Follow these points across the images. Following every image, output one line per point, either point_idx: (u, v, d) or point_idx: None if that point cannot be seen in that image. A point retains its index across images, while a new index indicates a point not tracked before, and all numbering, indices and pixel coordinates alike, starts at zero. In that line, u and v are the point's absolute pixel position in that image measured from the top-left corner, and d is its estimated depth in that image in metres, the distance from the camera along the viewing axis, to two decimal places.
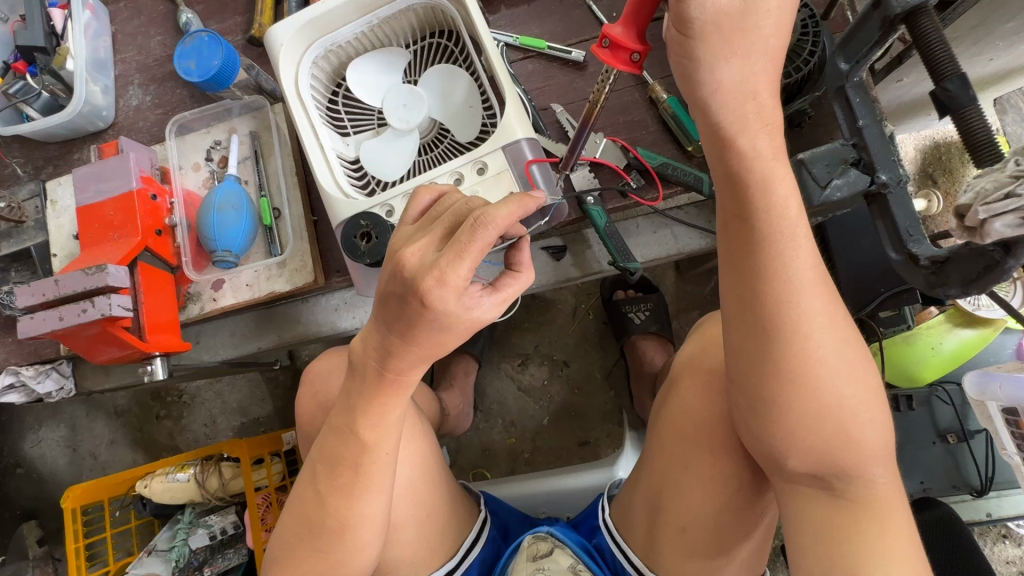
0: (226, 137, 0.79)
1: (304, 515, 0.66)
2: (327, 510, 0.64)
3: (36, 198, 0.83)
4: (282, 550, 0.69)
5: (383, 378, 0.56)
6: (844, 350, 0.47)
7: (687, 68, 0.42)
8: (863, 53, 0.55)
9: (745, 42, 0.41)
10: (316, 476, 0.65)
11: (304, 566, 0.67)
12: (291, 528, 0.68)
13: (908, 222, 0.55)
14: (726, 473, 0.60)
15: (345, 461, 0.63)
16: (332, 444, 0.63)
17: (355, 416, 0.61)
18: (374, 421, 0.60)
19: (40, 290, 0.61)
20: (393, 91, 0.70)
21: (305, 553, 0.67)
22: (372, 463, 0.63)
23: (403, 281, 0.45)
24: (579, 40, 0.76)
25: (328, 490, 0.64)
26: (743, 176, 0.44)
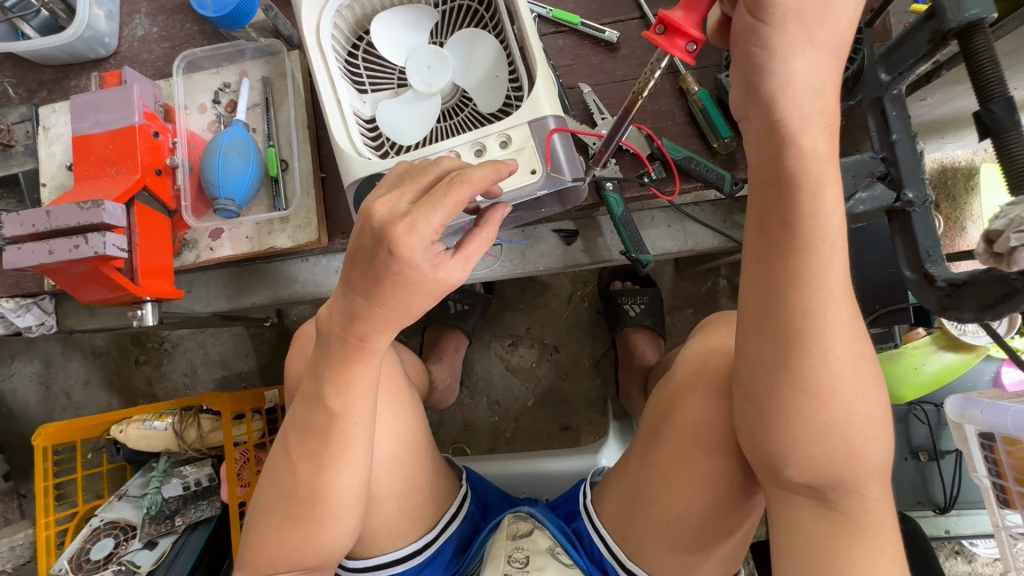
0: (237, 79, 0.75)
1: (284, 482, 0.65)
2: (298, 477, 0.64)
3: (27, 122, 0.79)
4: (259, 514, 0.67)
5: (349, 343, 0.57)
6: (861, 366, 0.48)
7: (760, 57, 0.41)
8: (908, 66, 0.53)
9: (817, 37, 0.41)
10: (288, 435, 0.65)
11: (285, 533, 0.66)
12: (267, 493, 0.66)
13: (928, 243, 0.55)
14: (719, 476, 0.60)
15: (315, 428, 0.63)
16: (303, 413, 0.63)
17: (319, 381, 0.61)
18: (339, 387, 0.61)
19: (29, 220, 0.57)
20: (418, 52, 0.68)
21: (283, 520, 0.66)
22: (341, 432, 0.63)
23: (376, 231, 0.46)
24: (613, 19, 0.73)
25: (301, 456, 0.64)
26: (797, 180, 0.43)
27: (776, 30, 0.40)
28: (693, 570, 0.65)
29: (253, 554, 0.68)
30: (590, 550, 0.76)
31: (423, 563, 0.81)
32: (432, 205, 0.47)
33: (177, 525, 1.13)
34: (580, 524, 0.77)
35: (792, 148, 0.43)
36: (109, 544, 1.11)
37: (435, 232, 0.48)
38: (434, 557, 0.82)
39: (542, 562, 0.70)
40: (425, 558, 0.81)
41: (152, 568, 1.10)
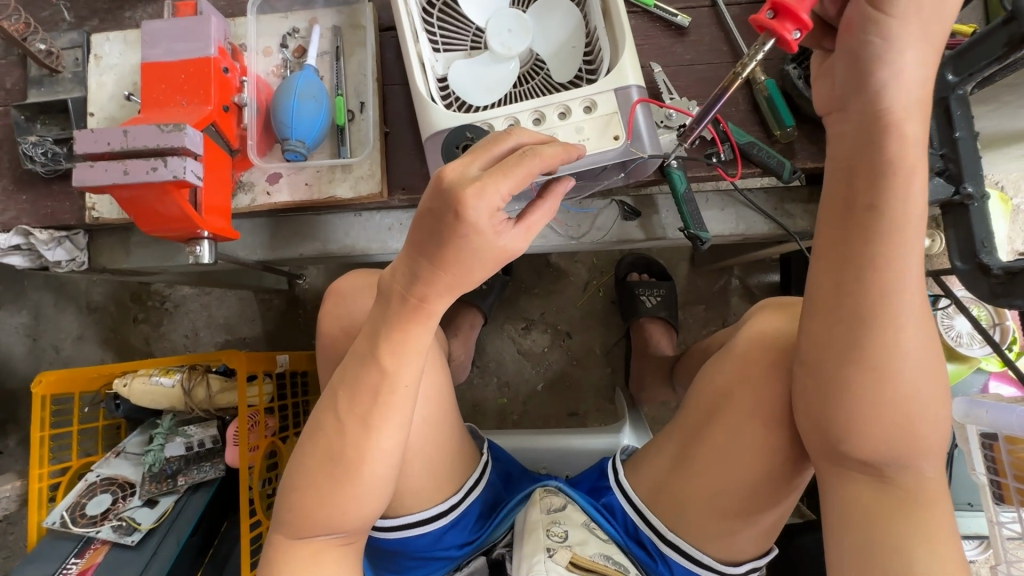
0: (306, 26, 0.74)
1: (331, 445, 0.61)
2: (346, 438, 0.60)
3: (77, 49, 0.77)
4: (298, 478, 0.62)
5: (406, 302, 0.57)
6: (926, 349, 0.52)
7: (878, 47, 0.46)
8: (979, 67, 0.57)
9: (924, 36, 0.46)
10: (335, 391, 0.62)
11: (327, 503, 0.60)
12: (311, 458, 0.61)
13: (982, 234, 0.59)
14: (774, 447, 0.65)
15: (364, 387, 0.60)
16: (359, 370, 0.60)
17: (376, 340, 0.59)
18: (395, 345, 0.59)
19: (105, 138, 0.56)
20: (499, 15, 0.68)
21: (325, 483, 0.61)
22: (390, 395, 0.60)
23: (446, 191, 0.46)
24: (684, 5, 0.76)
25: (352, 417, 0.60)
26: (889, 170, 0.48)
27: (898, 23, 0.45)
28: (733, 536, 0.70)
29: (290, 520, 0.62)
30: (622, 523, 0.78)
31: (450, 524, 0.80)
32: (504, 171, 0.47)
33: (179, 485, 1.10)
34: (612, 497, 0.79)
35: (895, 135, 0.47)
36: (107, 500, 1.06)
37: (501, 201, 0.48)
38: (459, 520, 0.81)
39: (582, 537, 0.72)
40: (451, 520, 0.80)
41: (153, 526, 1.05)
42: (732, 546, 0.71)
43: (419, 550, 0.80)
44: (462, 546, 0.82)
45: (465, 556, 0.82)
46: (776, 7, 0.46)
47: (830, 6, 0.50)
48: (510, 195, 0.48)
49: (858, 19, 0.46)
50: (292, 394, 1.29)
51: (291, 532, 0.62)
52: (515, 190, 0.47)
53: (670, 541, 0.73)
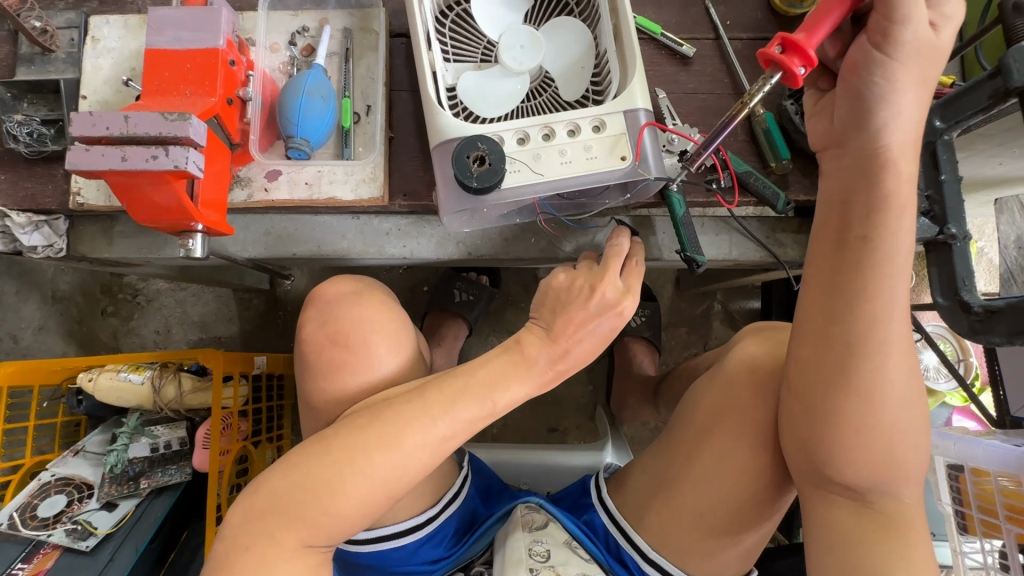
0: (317, 25, 0.74)
1: (406, 463, 0.57)
2: (410, 445, 0.57)
3: (73, 29, 0.74)
4: (350, 480, 0.56)
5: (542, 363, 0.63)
6: (911, 379, 0.55)
7: (881, 87, 0.49)
8: (965, 116, 0.60)
9: (919, 82, 0.50)
10: (435, 411, 0.59)
11: (364, 512, 0.57)
12: (375, 466, 0.56)
13: (964, 273, 0.62)
14: (761, 468, 0.67)
15: (468, 407, 0.60)
16: (466, 400, 0.60)
17: (502, 380, 0.62)
18: (512, 385, 0.61)
19: (104, 122, 0.54)
20: (512, 30, 0.69)
21: (381, 497, 0.57)
22: (473, 426, 0.60)
23: (610, 300, 0.62)
24: (689, 36, 0.78)
25: (435, 439, 0.58)
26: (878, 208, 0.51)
27: (900, 66, 0.48)
28: (715, 554, 0.71)
29: (318, 521, 0.55)
30: (605, 542, 0.78)
31: (424, 538, 0.75)
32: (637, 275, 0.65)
33: (141, 488, 1.05)
34: (594, 516, 0.79)
35: (890, 173, 0.50)
36: (61, 502, 1.00)
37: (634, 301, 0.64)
38: (435, 534, 0.76)
39: (564, 557, 0.72)
40: (426, 534, 0.75)
41: (111, 530, 1.00)
42: (715, 564, 0.72)
43: (392, 564, 0.74)
44: (438, 562, 0.76)
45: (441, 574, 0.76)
46: (785, 42, 0.49)
47: (829, 49, 0.54)
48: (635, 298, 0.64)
49: (862, 60, 0.49)
50: (267, 397, 1.25)
51: (307, 536, 0.55)
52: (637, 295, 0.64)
53: (653, 560, 0.73)
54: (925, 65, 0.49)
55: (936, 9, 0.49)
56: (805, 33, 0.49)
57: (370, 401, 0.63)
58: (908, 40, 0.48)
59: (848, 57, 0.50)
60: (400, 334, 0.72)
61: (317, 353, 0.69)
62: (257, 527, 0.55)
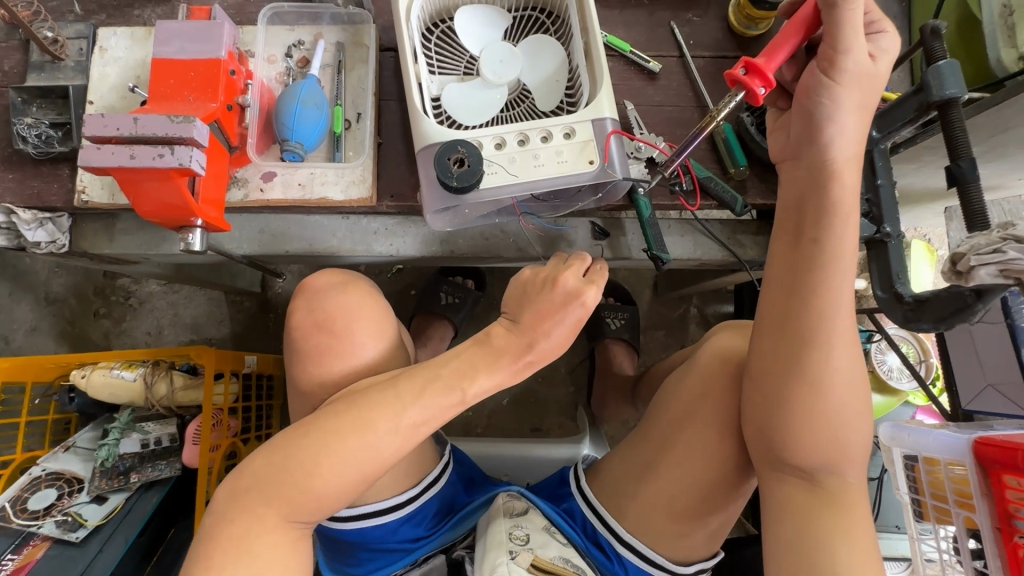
0: (312, 39, 0.80)
1: (379, 448, 0.61)
2: (381, 433, 0.61)
3: (82, 40, 0.80)
4: (326, 459, 0.60)
5: (510, 353, 0.66)
6: (855, 368, 0.60)
7: (826, 108, 0.55)
8: (896, 127, 0.67)
9: (861, 105, 0.56)
10: (407, 399, 0.63)
11: (340, 492, 0.61)
12: (349, 447, 0.60)
13: (898, 268, 0.68)
14: (728, 454, 0.72)
15: (437, 396, 0.64)
16: (436, 389, 0.64)
17: (473, 372, 0.65)
18: (479, 377, 0.65)
19: (115, 123, 0.59)
20: (492, 46, 0.75)
21: (355, 477, 0.61)
22: (446, 414, 0.65)
23: (573, 291, 0.66)
24: (656, 54, 0.85)
25: (407, 425, 0.62)
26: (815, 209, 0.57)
27: (844, 90, 0.55)
28: (682, 537, 0.76)
29: (295, 497, 0.59)
30: (581, 526, 0.82)
31: (407, 516, 0.78)
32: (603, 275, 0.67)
33: (131, 482, 1.07)
34: (573, 503, 0.84)
35: (836, 183, 0.57)
36: (51, 495, 1.02)
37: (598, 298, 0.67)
38: (416, 513, 0.79)
39: (543, 540, 0.74)
40: (408, 512, 0.78)
41: (100, 523, 1.02)
42: (683, 546, 0.77)
43: (374, 541, 0.77)
44: (416, 541, 0.79)
45: (426, 551, 0.79)
46: (748, 66, 0.56)
47: (788, 72, 0.62)
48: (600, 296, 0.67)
49: (812, 83, 0.56)
50: (256, 396, 1.28)
51: (289, 513, 0.59)
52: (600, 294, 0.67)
53: (626, 542, 0.77)
54: (864, 90, 0.56)
55: (875, 43, 0.57)
56: (766, 59, 0.57)
57: (350, 390, 0.67)
58: (849, 68, 0.55)
59: (802, 82, 0.57)
60: (382, 326, 0.77)
61: (303, 339, 0.74)
62: (240, 504, 0.59)
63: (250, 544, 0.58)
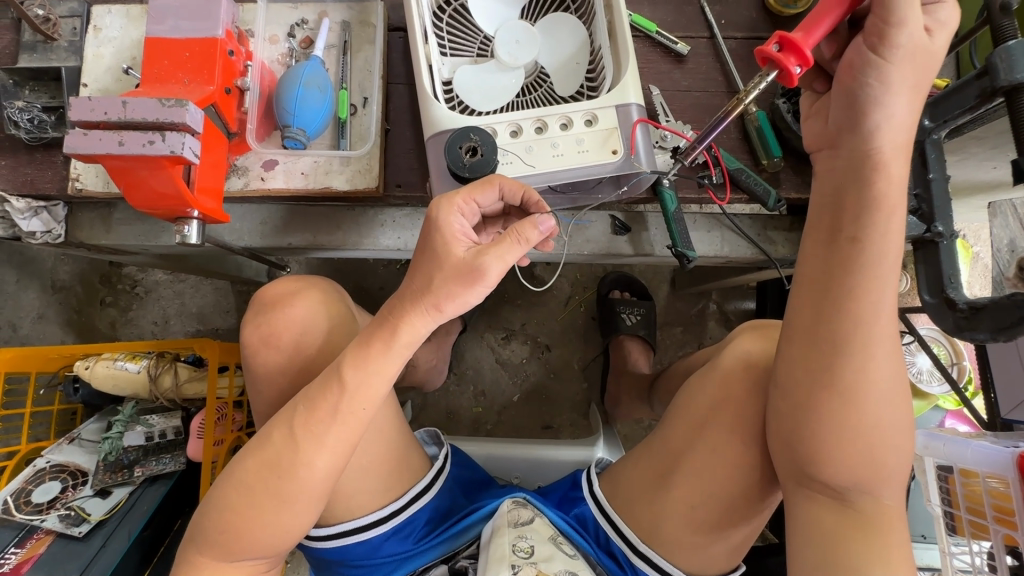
0: (316, 18, 0.75)
1: (275, 457, 0.56)
2: (276, 441, 0.56)
3: (75, 18, 0.75)
4: (236, 493, 0.55)
5: (383, 320, 0.57)
6: (893, 379, 0.55)
7: (875, 90, 0.49)
8: (953, 115, 0.61)
9: (914, 87, 0.49)
10: (296, 406, 0.57)
11: (267, 521, 0.55)
12: (250, 471, 0.56)
13: (950, 271, 0.63)
14: (753, 464, 0.68)
15: (325, 396, 0.56)
16: (318, 385, 0.57)
17: (342, 358, 0.57)
18: (361, 360, 0.57)
19: (102, 107, 0.54)
20: (508, 25, 0.69)
21: (276, 509, 0.55)
22: (351, 414, 0.57)
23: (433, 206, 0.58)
24: (684, 35, 0.79)
25: (303, 433, 0.56)
26: (863, 209, 0.51)
27: (895, 70, 0.48)
28: (703, 550, 0.72)
29: (219, 540, 0.55)
30: (594, 535, 0.78)
31: (390, 532, 0.73)
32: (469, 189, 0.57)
33: (135, 476, 1.05)
34: (584, 508, 0.80)
35: (881, 176, 0.50)
36: (55, 488, 1.00)
37: (460, 206, 0.56)
38: (401, 527, 0.74)
39: (549, 552, 0.70)
40: (391, 527, 0.73)
41: (103, 517, 0.99)
42: (705, 558, 0.72)
43: (357, 559, 0.73)
44: (403, 557, 0.74)
45: (424, 561, 0.74)
46: (782, 41, 0.50)
47: (827, 50, 0.55)
48: (461, 204, 0.56)
49: (859, 63, 0.49)
50: None
51: (220, 553, 0.56)
52: (455, 199, 0.55)
53: (642, 553, 0.73)
54: (918, 69, 0.49)
55: (932, 16, 0.49)
56: (803, 33, 0.50)
57: None
58: (903, 43, 0.48)
59: (845, 58, 0.50)
60: (332, 352, 0.67)
61: (252, 358, 0.68)
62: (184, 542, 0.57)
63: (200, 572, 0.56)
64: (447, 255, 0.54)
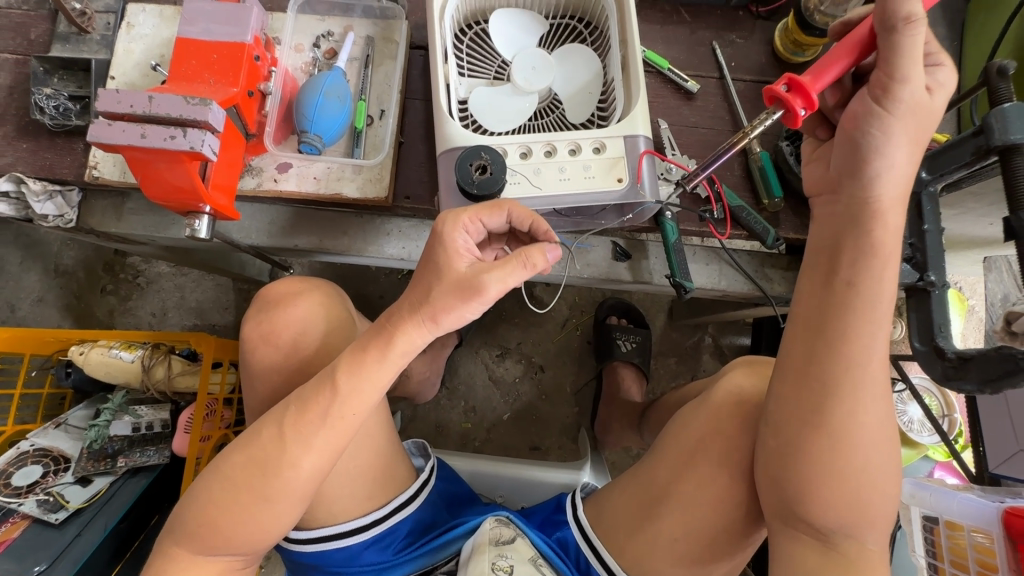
0: (342, 31, 0.78)
1: (264, 455, 0.56)
2: (267, 439, 0.56)
3: (110, 14, 0.79)
4: (221, 487, 0.55)
5: (382, 327, 0.58)
6: (880, 424, 0.55)
7: (876, 140, 0.50)
8: (949, 170, 0.63)
9: (913, 140, 0.51)
10: (287, 405, 0.57)
11: (249, 518, 0.55)
12: (236, 467, 0.56)
13: (941, 320, 0.64)
14: (738, 499, 0.68)
15: (319, 399, 0.57)
16: (312, 387, 0.57)
17: (338, 361, 0.58)
18: (356, 366, 0.57)
19: (128, 100, 0.56)
20: (526, 52, 0.72)
21: (258, 507, 0.55)
22: (342, 418, 0.57)
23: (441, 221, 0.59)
24: (695, 74, 0.82)
25: (293, 433, 0.56)
26: (859, 254, 0.53)
27: (896, 123, 0.50)
28: None
29: (198, 533, 0.55)
30: (575, 560, 0.78)
31: (370, 540, 0.72)
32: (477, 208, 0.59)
33: (118, 466, 1.04)
34: (566, 532, 0.79)
35: (878, 224, 0.52)
36: (37, 472, 0.99)
37: (466, 224, 0.57)
38: (383, 536, 0.73)
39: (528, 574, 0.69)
40: (373, 536, 0.72)
41: (82, 506, 0.98)
42: None
43: (335, 565, 0.72)
44: (382, 567, 0.73)
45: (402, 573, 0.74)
46: (791, 83, 0.53)
47: (830, 97, 0.58)
48: (467, 223, 0.57)
49: (862, 113, 0.51)
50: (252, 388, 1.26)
51: (197, 547, 0.56)
52: (461, 216, 0.57)
53: None
54: (918, 125, 0.51)
55: (932, 75, 0.51)
56: (812, 77, 0.52)
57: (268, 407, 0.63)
58: (904, 98, 0.49)
59: (849, 109, 0.52)
60: (328, 354, 0.68)
61: (249, 353, 0.69)
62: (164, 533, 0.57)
63: (175, 565, 0.56)
64: (448, 269, 0.55)
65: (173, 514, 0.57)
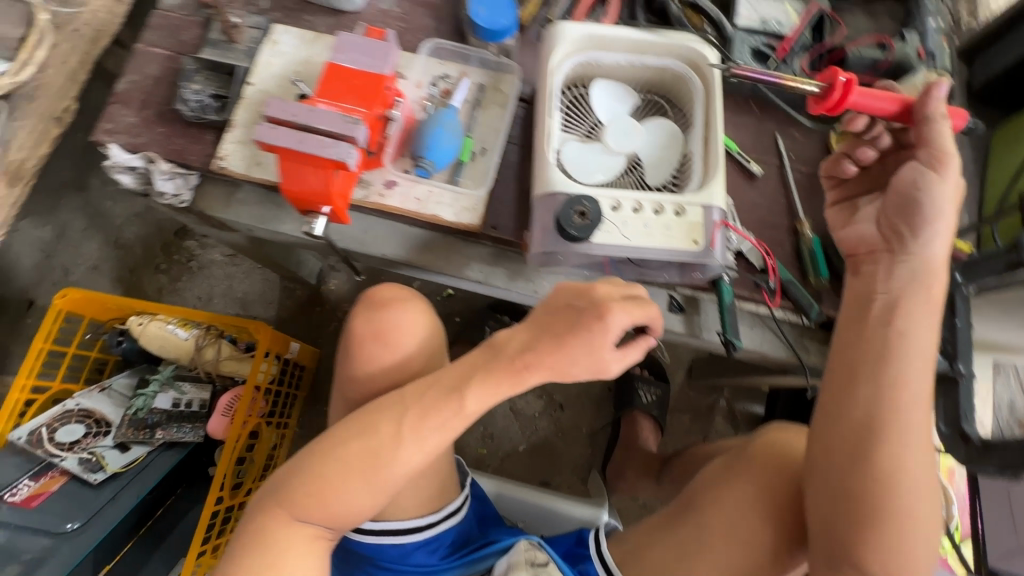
0: (457, 75, 0.88)
1: (379, 445, 0.60)
2: (383, 432, 0.60)
3: (257, 30, 0.89)
4: (333, 462, 0.60)
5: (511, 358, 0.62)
6: (923, 494, 0.63)
7: (924, 200, 0.65)
8: (983, 276, 0.72)
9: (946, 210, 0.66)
10: (406, 403, 0.61)
11: (353, 495, 0.60)
12: (350, 451, 0.60)
13: (966, 407, 0.71)
14: (773, 547, 0.73)
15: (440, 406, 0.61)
16: (434, 394, 0.61)
17: (466, 378, 0.61)
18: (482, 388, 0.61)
19: (293, 109, 0.65)
20: (619, 120, 0.82)
21: (363, 488, 0.60)
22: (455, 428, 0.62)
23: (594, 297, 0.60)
24: (758, 159, 0.92)
25: (409, 431, 0.61)
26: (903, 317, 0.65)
27: (937, 194, 0.65)
28: None
29: (301, 500, 0.59)
30: None
31: (421, 542, 0.76)
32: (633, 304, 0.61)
33: (155, 438, 1.07)
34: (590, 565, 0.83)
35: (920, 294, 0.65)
36: (79, 432, 1.03)
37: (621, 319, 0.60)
38: (431, 541, 0.77)
39: None
40: (423, 538, 0.76)
41: (119, 470, 1.01)
42: None
43: (386, 560, 0.76)
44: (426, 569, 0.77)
45: None
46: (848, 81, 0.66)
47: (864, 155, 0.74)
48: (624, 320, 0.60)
49: (912, 176, 0.66)
50: (287, 384, 1.30)
51: (296, 515, 0.59)
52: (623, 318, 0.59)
53: None
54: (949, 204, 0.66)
55: None
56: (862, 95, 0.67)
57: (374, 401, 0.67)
58: (947, 177, 0.65)
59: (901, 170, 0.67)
60: (423, 360, 0.75)
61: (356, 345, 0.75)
62: (264, 497, 0.61)
63: (270, 529, 0.59)
64: (593, 350, 0.59)
65: (278, 480, 0.61)
